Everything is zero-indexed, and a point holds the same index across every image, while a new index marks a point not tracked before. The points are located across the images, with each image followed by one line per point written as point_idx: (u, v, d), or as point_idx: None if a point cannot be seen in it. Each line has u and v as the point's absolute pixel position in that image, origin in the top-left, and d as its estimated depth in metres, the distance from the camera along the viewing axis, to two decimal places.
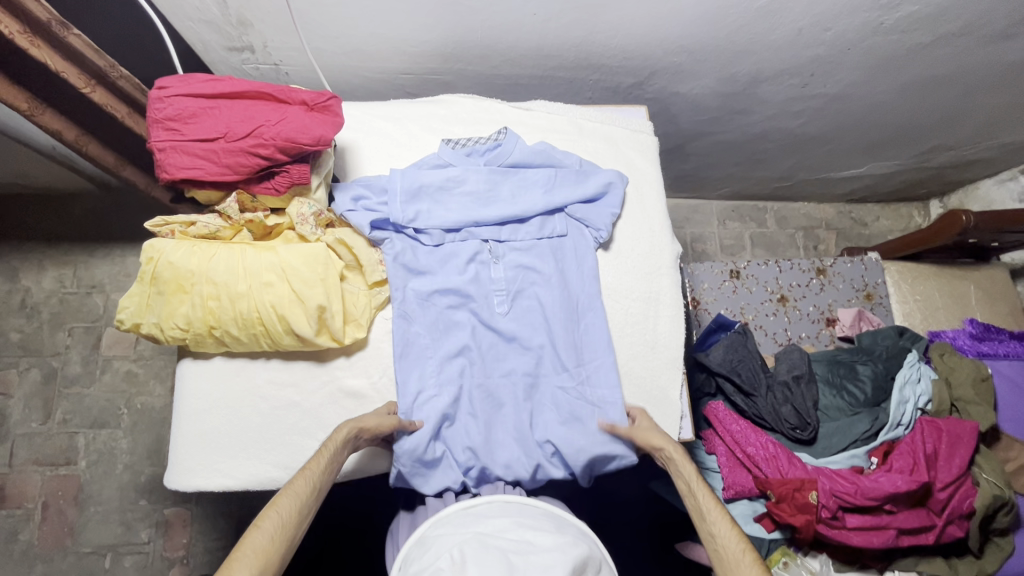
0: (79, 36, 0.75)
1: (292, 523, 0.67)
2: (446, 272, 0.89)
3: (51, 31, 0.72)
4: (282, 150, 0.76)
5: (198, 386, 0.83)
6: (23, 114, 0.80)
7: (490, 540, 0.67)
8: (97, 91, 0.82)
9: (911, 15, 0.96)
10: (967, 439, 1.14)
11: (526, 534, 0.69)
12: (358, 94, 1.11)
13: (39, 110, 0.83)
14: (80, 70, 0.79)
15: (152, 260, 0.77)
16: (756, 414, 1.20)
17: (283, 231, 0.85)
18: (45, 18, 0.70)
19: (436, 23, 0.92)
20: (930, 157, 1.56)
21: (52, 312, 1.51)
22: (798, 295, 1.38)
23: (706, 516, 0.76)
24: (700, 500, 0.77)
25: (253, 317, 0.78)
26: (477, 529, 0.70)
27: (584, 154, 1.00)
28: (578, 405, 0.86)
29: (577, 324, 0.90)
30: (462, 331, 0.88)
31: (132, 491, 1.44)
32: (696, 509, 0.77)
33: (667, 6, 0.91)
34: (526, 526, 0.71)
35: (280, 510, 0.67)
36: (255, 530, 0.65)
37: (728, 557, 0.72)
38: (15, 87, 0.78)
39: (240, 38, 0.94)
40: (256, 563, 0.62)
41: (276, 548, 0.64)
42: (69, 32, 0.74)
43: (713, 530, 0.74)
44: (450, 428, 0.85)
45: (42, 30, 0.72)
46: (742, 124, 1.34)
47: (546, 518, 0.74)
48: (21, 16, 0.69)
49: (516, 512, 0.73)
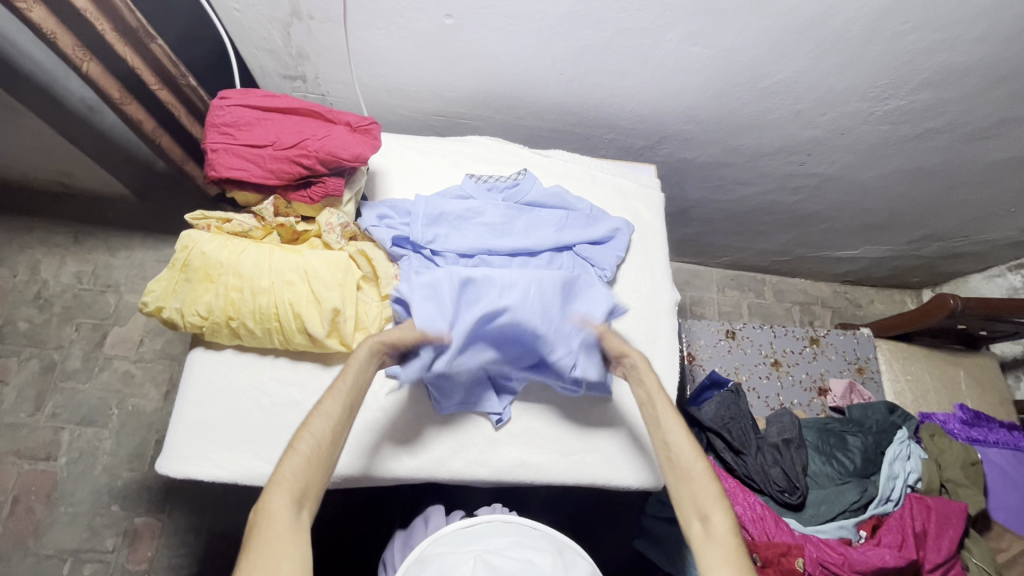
0: (160, 46, 0.92)
1: (324, 445, 0.69)
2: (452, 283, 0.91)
3: (139, 38, 0.88)
4: (323, 163, 0.83)
5: (204, 375, 0.86)
6: (114, 101, 0.95)
7: (492, 563, 0.69)
8: (164, 90, 0.98)
9: (898, 108, 1.06)
10: (956, 520, 1.13)
11: (527, 553, 0.72)
12: (392, 128, 1.21)
13: (127, 100, 0.97)
14: (153, 69, 0.94)
15: (186, 248, 0.82)
16: (745, 473, 1.19)
17: (310, 238, 0.91)
18: (135, 26, 0.86)
19: (472, 73, 1.03)
20: (921, 245, 1.65)
21: (64, 306, 1.55)
22: (791, 362, 1.41)
23: (662, 424, 0.79)
24: (657, 408, 0.81)
25: (271, 312, 0.82)
26: (482, 550, 0.72)
27: (595, 202, 1.07)
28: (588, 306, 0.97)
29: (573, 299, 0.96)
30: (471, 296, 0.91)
31: (106, 496, 1.41)
32: (654, 416, 0.81)
33: (679, 79, 1.02)
34: (525, 545, 0.74)
35: (314, 432, 0.69)
36: (292, 453, 0.67)
37: (681, 467, 0.75)
38: (111, 76, 0.93)
39: (296, 67, 1.05)
40: (294, 484, 0.65)
41: (312, 467, 0.67)
42: (153, 41, 0.90)
43: (668, 438, 0.78)
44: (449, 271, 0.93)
45: (132, 36, 0.88)
46: (743, 195, 1.43)
47: (544, 537, 0.77)
48: (116, 20, 0.84)
49: (515, 532, 0.76)
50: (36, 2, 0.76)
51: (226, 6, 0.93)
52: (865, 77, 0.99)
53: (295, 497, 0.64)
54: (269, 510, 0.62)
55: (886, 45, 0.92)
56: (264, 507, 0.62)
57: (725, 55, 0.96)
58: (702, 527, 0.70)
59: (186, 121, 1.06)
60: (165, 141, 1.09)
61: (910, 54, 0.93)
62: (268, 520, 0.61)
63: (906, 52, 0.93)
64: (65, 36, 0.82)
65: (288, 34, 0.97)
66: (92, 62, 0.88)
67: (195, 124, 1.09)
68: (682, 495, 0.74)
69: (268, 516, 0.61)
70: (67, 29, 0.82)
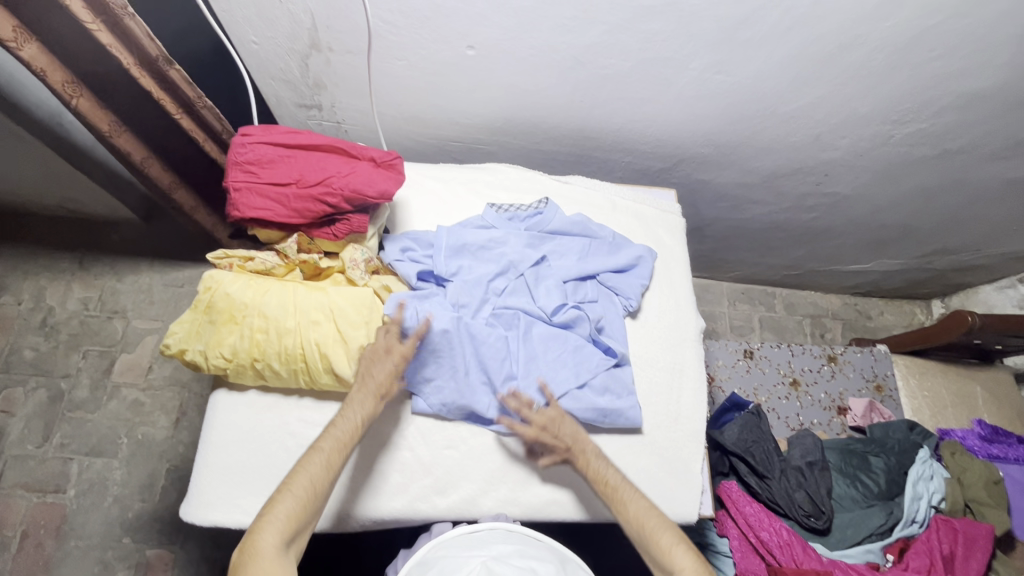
0: (178, 71, 0.88)
1: (318, 486, 0.71)
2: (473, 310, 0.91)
3: (157, 65, 0.85)
4: (347, 201, 0.82)
5: (228, 418, 0.84)
6: (103, 135, 0.92)
7: (495, 571, 0.69)
8: (185, 118, 0.97)
9: (919, 131, 1.05)
10: (984, 543, 1.12)
11: (531, 562, 0.71)
12: (407, 155, 1.20)
13: (117, 132, 0.94)
14: (173, 98, 0.92)
15: (210, 289, 0.80)
16: (770, 498, 1.18)
17: (333, 273, 0.89)
18: (155, 54, 0.83)
19: (491, 101, 1.02)
20: (934, 259, 1.64)
21: (70, 333, 1.53)
22: (810, 381, 1.40)
23: (614, 491, 0.80)
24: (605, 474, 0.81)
25: (297, 353, 0.81)
26: (486, 556, 0.72)
27: (616, 228, 1.06)
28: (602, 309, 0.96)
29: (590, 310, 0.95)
30: (492, 321, 0.92)
31: (117, 528, 1.38)
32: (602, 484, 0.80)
33: (701, 106, 1.01)
34: (529, 555, 0.73)
35: (310, 474, 0.71)
36: (284, 494, 0.69)
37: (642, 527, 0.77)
38: (104, 111, 0.91)
39: (313, 97, 1.03)
40: (281, 528, 0.67)
41: (301, 508, 0.69)
42: (172, 68, 0.87)
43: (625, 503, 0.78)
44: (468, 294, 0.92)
45: (150, 63, 0.85)
46: (758, 214, 1.42)
47: (547, 549, 0.76)
48: (136, 51, 0.82)
49: (519, 540, 0.75)
50: (26, 40, 0.74)
51: (243, 38, 0.92)
52: (887, 102, 0.98)
53: (283, 537, 0.67)
54: (258, 549, 0.66)
55: (912, 72, 0.91)
56: (252, 545, 0.66)
57: (747, 82, 0.95)
58: None
59: (208, 146, 1.04)
60: (154, 171, 1.05)
61: (935, 80, 0.92)
62: (255, 558, 0.65)
63: (930, 79, 0.92)
64: (57, 70, 0.80)
65: (306, 65, 0.96)
66: (83, 96, 0.86)
67: (214, 148, 1.07)
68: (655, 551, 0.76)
69: (255, 553, 0.65)
70: (57, 63, 0.80)
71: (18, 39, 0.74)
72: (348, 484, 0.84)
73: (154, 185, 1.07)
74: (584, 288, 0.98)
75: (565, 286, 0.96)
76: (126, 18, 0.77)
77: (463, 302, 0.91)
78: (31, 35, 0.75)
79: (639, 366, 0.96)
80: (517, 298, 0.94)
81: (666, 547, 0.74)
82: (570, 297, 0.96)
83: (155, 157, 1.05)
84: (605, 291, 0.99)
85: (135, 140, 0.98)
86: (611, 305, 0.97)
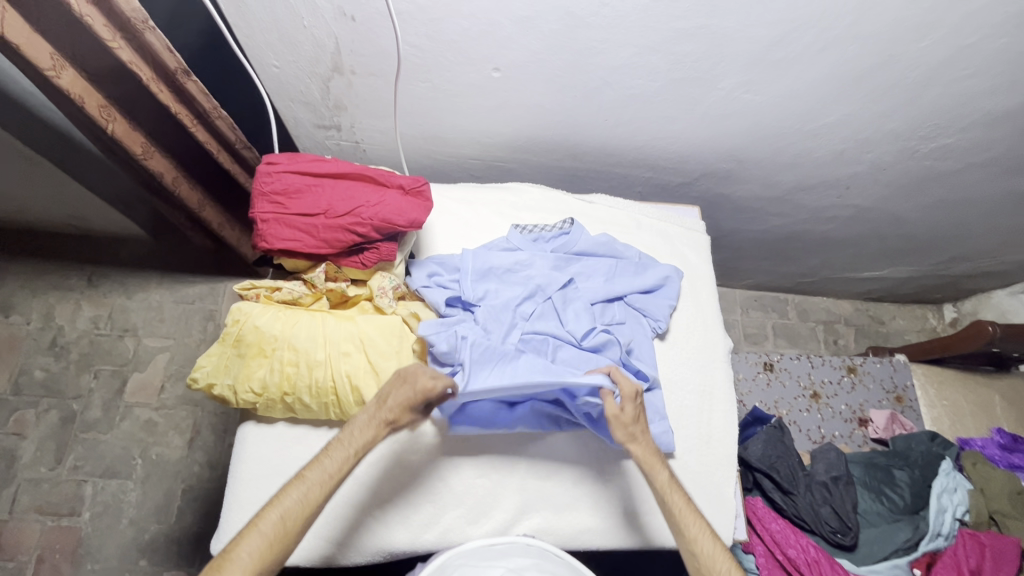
0: (195, 82, 0.84)
1: (288, 522, 0.68)
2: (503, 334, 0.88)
3: (174, 77, 0.81)
4: (377, 230, 0.80)
5: (258, 452, 0.83)
6: (138, 157, 0.89)
7: None
8: (200, 129, 0.92)
9: (945, 145, 1.04)
10: (1012, 556, 1.11)
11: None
12: (426, 173, 1.18)
13: (150, 153, 0.92)
14: (189, 110, 0.89)
15: (238, 322, 0.79)
16: (795, 514, 1.17)
17: (360, 301, 0.88)
18: (173, 67, 0.80)
19: (516, 120, 1.00)
20: (949, 266, 1.64)
21: (80, 352, 1.49)
22: (830, 393, 1.41)
23: (682, 519, 0.76)
24: (674, 498, 0.77)
25: (328, 385, 0.79)
26: (505, 567, 0.73)
27: (641, 247, 1.05)
28: (631, 330, 0.95)
29: (620, 332, 0.94)
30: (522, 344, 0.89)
31: (133, 550, 1.35)
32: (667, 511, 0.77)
33: (728, 122, 1.00)
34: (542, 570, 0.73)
35: (283, 512, 0.68)
36: (254, 529, 0.66)
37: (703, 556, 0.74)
38: (135, 132, 0.88)
39: (332, 117, 1.02)
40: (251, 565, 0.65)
41: (274, 546, 0.66)
42: (189, 79, 0.83)
43: (689, 531, 0.75)
44: (497, 319, 0.89)
45: (167, 76, 0.81)
46: (777, 225, 1.41)
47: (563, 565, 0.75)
48: (155, 66, 0.79)
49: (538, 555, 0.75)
50: (63, 66, 0.72)
51: (264, 62, 0.90)
52: (917, 118, 0.97)
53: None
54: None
55: (942, 90, 0.90)
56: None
57: (778, 100, 0.94)
58: None
59: (221, 157, 1.00)
60: (184, 191, 1.02)
61: (966, 97, 0.91)
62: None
63: (961, 95, 0.91)
64: (90, 94, 0.78)
65: (326, 88, 0.94)
66: (117, 120, 0.84)
67: (227, 158, 1.03)
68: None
69: None
70: (92, 87, 0.78)
71: (56, 67, 0.71)
72: (383, 518, 0.83)
73: (184, 204, 1.04)
74: (613, 310, 0.97)
75: (594, 308, 0.95)
76: (145, 32, 0.73)
77: (492, 325, 0.88)
78: (67, 61, 0.73)
79: (669, 391, 0.95)
80: (546, 321, 0.92)
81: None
82: (599, 319, 0.95)
83: (183, 176, 1.02)
84: (633, 312, 0.98)
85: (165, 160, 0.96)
86: (639, 327, 0.96)
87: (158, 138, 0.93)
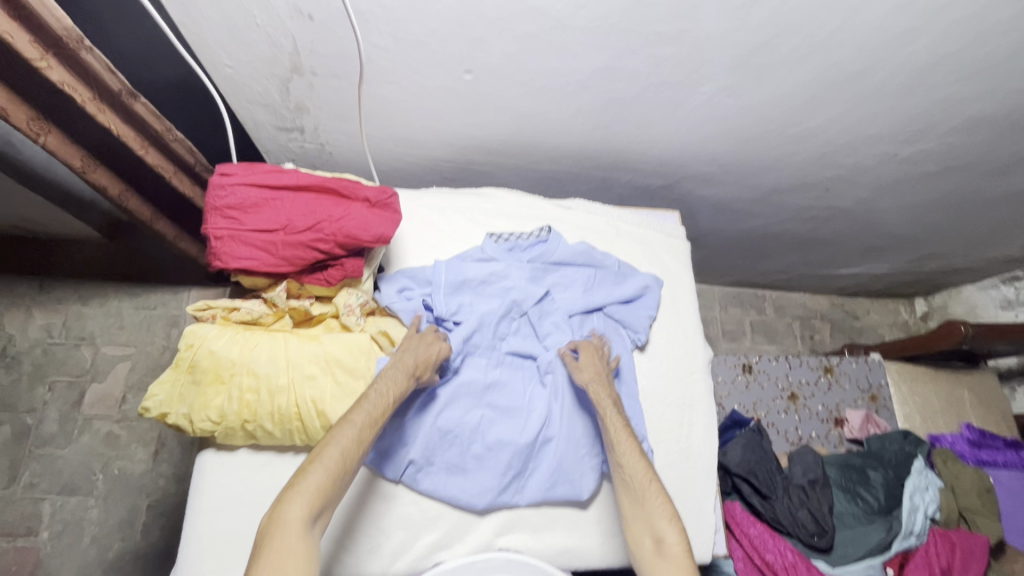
0: (144, 104, 0.78)
1: (347, 461, 0.61)
2: (476, 352, 0.88)
3: (120, 100, 0.75)
4: (341, 246, 0.76)
5: (219, 482, 0.79)
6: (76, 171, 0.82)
7: None
8: (151, 153, 0.85)
9: (923, 150, 1.03)
10: (979, 554, 1.13)
11: None
12: (396, 176, 1.13)
13: (91, 168, 0.84)
14: (138, 133, 0.82)
15: (192, 346, 0.75)
16: (773, 517, 1.18)
17: (325, 319, 0.83)
18: (116, 87, 0.73)
19: (489, 124, 0.96)
20: (922, 263, 1.65)
21: (33, 363, 1.40)
22: (807, 394, 1.43)
23: (616, 447, 0.77)
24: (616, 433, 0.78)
25: (291, 412, 0.75)
26: None
27: (621, 255, 1.02)
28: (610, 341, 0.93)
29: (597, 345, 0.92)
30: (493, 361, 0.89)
31: (96, 570, 1.28)
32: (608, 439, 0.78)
33: (710, 126, 0.97)
34: None
35: (340, 444, 0.62)
36: (312, 465, 0.59)
37: (636, 489, 0.75)
38: (73, 146, 0.80)
39: (294, 120, 0.95)
40: (308, 501, 0.57)
41: (332, 484, 0.60)
42: (137, 101, 0.76)
43: (620, 460, 0.76)
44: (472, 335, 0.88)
45: (110, 98, 0.74)
46: (757, 226, 1.40)
47: None
48: (95, 86, 0.71)
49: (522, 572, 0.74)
50: None
51: (217, 63, 0.83)
52: (898, 123, 0.96)
53: (310, 513, 0.57)
54: (283, 522, 0.55)
55: (924, 96, 0.88)
56: (277, 514, 0.56)
57: (762, 105, 0.91)
58: (654, 547, 0.71)
59: (177, 180, 0.93)
60: (133, 204, 0.95)
61: (945, 104, 0.90)
62: (278, 530, 0.55)
63: (941, 102, 0.90)
64: (18, 109, 0.69)
65: (286, 90, 0.88)
66: (52, 134, 0.75)
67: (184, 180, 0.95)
68: (642, 522, 0.73)
69: (280, 524, 0.55)
70: (19, 102, 0.69)
71: None
72: (352, 548, 0.78)
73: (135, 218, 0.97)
74: (591, 321, 0.95)
75: (571, 320, 0.93)
76: (81, 51, 0.65)
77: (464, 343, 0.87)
78: None
79: (647, 405, 0.93)
80: (521, 338, 0.92)
81: (657, 516, 0.72)
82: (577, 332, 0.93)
83: (132, 192, 0.94)
84: (612, 325, 0.95)
85: (111, 174, 0.88)
86: (619, 340, 0.94)
87: (103, 152, 0.85)
